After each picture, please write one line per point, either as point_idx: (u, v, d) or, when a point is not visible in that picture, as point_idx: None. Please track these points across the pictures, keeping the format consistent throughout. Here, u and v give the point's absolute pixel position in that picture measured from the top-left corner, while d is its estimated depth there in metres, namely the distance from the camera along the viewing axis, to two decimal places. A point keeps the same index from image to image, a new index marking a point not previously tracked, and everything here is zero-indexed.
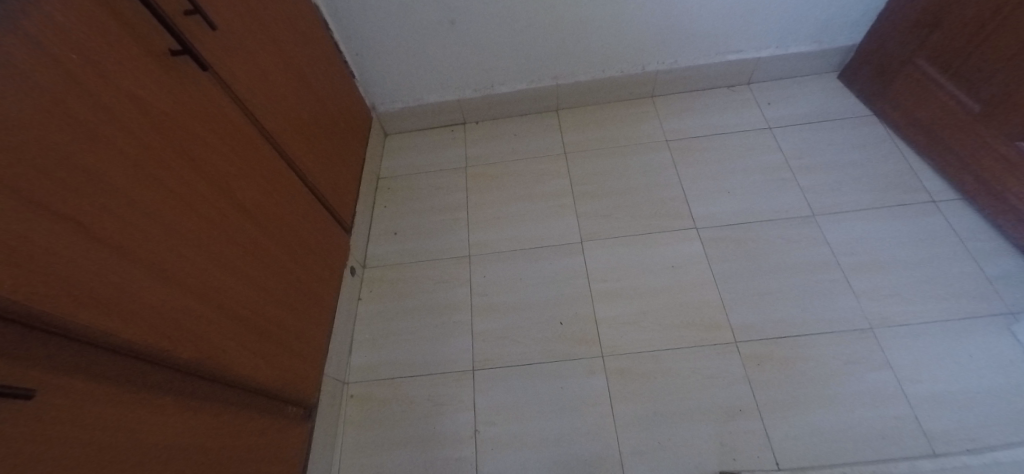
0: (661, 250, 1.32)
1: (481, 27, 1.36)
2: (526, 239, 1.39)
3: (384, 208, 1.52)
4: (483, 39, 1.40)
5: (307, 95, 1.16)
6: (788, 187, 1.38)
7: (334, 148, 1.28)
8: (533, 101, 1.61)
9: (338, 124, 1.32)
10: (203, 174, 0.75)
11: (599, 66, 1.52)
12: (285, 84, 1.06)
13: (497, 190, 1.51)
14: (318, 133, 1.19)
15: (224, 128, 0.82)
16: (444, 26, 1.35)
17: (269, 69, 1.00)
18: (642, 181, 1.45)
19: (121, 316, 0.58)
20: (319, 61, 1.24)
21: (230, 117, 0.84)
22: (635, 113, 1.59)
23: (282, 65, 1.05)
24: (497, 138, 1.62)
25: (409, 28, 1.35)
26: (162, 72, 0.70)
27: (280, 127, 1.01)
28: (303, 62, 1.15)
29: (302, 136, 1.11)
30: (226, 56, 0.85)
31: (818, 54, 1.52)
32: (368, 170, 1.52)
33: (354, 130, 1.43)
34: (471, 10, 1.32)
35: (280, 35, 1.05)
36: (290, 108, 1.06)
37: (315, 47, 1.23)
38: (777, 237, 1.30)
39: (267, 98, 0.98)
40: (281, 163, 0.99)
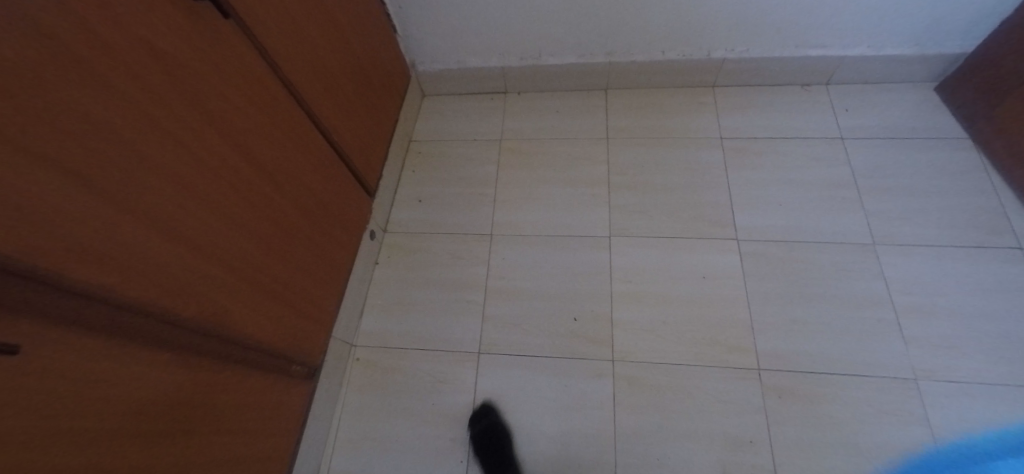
0: (695, 258, 1.23)
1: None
2: (553, 226, 1.32)
3: (412, 173, 1.47)
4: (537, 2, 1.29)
5: (341, 49, 1.10)
6: (851, 208, 1.24)
7: (364, 107, 1.23)
8: (581, 77, 1.49)
9: (372, 81, 1.27)
10: (217, 129, 0.72)
11: (660, 46, 1.38)
12: (318, 36, 1.00)
13: (529, 169, 1.43)
14: (348, 90, 1.14)
15: (244, 81, 0.78)
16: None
17: (302, 18, 0.94)
18: (687, 180, 1.34)
19: (127, 274, 0.57)
20: (359, 13, 1.17)
21: (251, 69, 0.79)
22: (691, 103, 1.46)
23: (316, 15, 0.99)
24: (537, 113, 1.53)
25: None
26: (181, 16, 0.65)
27: (307, 83, 0.97)
28: (340, 13, 1.08)
29: (330, 92, 1.06)
30: (254, 2, 0.80)
31: (916, 60, 1.33)
32: (400, 132, 1.47)
33: (389, 88, 1.37)
34: None
35: None
36: (319, 61, 1.01)
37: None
38: (827, 263, 1.18)
39: (295, 49, 0.92)
40: (303, 121, 0.95)
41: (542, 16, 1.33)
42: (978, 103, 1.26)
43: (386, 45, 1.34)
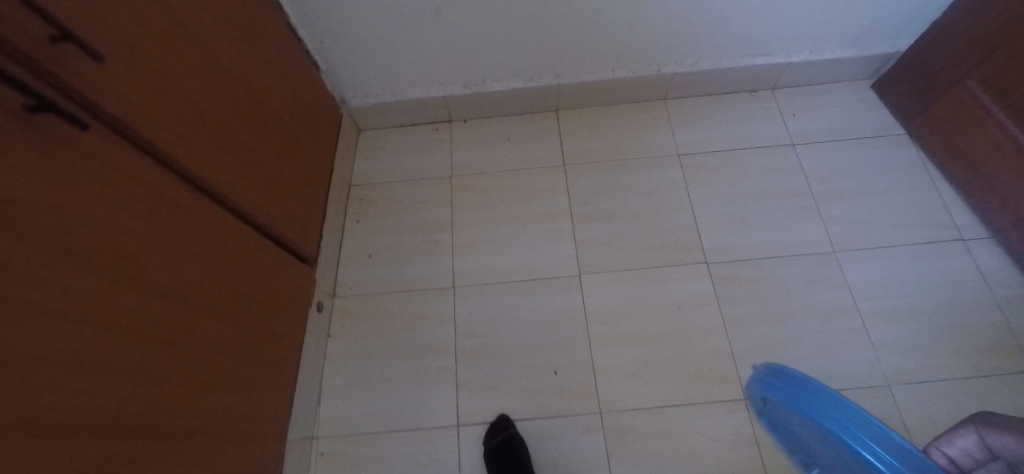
0: (668, 287, 1.19)
1: (473, 13, 1.12)
2: (519, 270, 1.24)
3: (356, 225, 1.32)
4: (477, 27, 1.16)
5: (257, 110, 0.92)
6: (810, 217, 1.24)
7: (293, 169, 1.06)
8: (530, 100, 1.40)
9: (296, 134, 1.08)
10: (105, 271, 0.56)
11: (611, 65, 1.31)
12: (222, 103, 0.81)
13: (486, 207, 1.32)
14: (269, 154, 0.96)
15: (127, 195, 0.60)
16: (430, 11, 1.10)
17: (198, 89, 0.75)
18: (650, 203, 1.29)
19: None
20: (273, 61, 0.99)
21: (145, 177, 0.63)
22: (645, 118, 1.41)
23: (221, 80, 0.81)
24: (486, 142, 1.41)
25: (386, 18, 1.11)
26: (28, 143, 0.46)
27: (221, 165, 0.80)
28: (250, 69, 0.90)
29: (247, 164, 0.88)
30: (129, 89, 0.61)
31: (854, 60, 1.35)
32: (337, 181, 1.30)
33: (317, 137, 1.20)
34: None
35: (213, 36, 0.79)
36: (228, 134, 0.82)
37: (269, 43, 0.98)
38: (794, 277, 1.17)
39: (195, 130, 0.74)
40: (223, 212, 0.79)
41: (485, 41, 1.21)
42: (914, 99, 1.29)
43: (309, 88, 1.16)
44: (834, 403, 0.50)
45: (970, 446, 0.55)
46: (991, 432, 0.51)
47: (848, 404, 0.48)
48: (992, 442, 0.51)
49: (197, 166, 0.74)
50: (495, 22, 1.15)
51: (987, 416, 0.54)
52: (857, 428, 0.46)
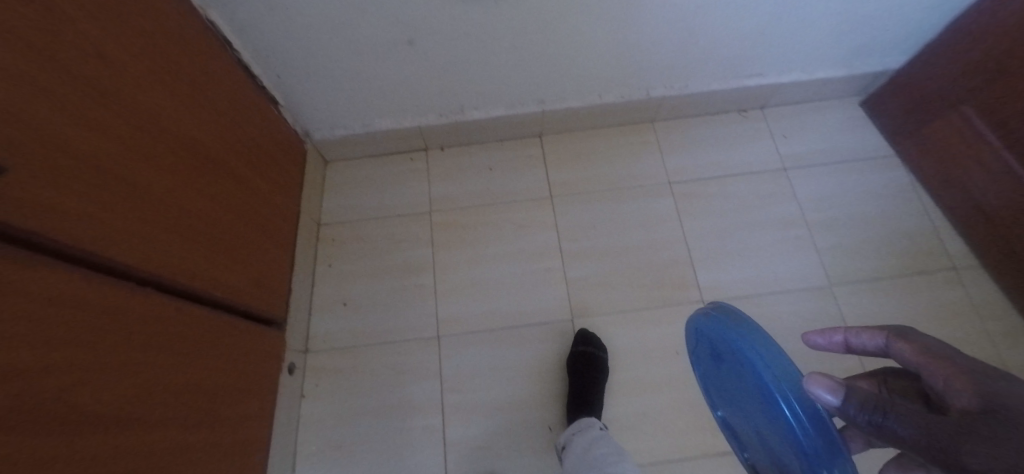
0: (663, 330, 1.14)
1: (451, 44, 1.02)
2: (508, 315, 1.17)
3: (329, 270, 1.22)
4: (455, 57, 1.06)
5: (211, 170, 0.81)
6: (806, 248, 1.21)
7: (256, 226, 0.95)
8: (512, 127, 1.31)
9: (255, 184, 0.96)
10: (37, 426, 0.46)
11: (597, 90, 1.23)
12: (162, 172, 0.69)
13: (470, 246, 1.24)
14: (224, 215, 0.84)
15: (50, 321, 0.49)
16: (404, 43, 1.00)
17: (130, 162, 0.63)
18: (642, 238, 1.23)
19: None
20: (227, 110, 0.88)
21: (70, 292, 0.52)
22: (633, 143, 1.33)
23: (164, 147, 0.70)
24: (467, 172, 1.32)
25: (355, 50, 0.99)
26: None
27: (167, 246, 0.69)
28: (196, 121, 0.78)
29: (198, 234, 0.77)
30: (41, 189, 0.49)
31: (847, 79, 1.30)
32: (305, 225, 1.19)
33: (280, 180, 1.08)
34: (438, 28, 0.97)
35: (144, 96, 0.67)
36: (171, 206, 0.71)
37: (221, 90, 0.86)
38: (791, 315, 1.14)
39: (128, 214, 0.62)
40: (169, 301, 0.69)
41: (464, 71, 1.11)
42: (905, 122, 1.26)
43: (270, 131, 1.04)
44: (731, 319, 0.68)
45: (865, 342, 0.52)
46: (904, 344, 0.47)
47: (749, 322, 0.65)
48: (899, 351, 0.48)
49: (136, 256, 0.63)
50: (475, 53, 1.06)
51: (905, 324, 0.49)
52: (745, 334, 0.63)
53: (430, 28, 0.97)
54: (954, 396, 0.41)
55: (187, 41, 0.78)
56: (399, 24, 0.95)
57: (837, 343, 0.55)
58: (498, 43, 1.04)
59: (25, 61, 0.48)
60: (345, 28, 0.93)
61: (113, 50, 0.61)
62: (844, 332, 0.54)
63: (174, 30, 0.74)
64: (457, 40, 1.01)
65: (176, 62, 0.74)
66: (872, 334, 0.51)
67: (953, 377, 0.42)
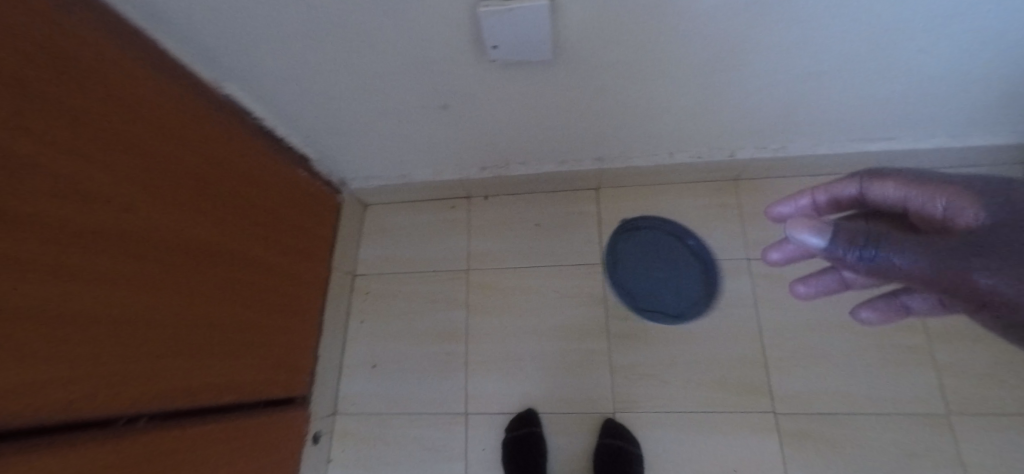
0: (722, 442, 0.98)
1: (491, 109, 0.88)
2: (543, 399, 1.07)
3: (361, 326, 1.18)
4: (495, 121, 0.93)
5: (238, 270, 0.80)
6: (920, 362, 0.97)
7: (280, 311, 0.93)
8: (563, 181, 1.16)
9: (283, 263, 0.94)
10: None
11: (667, 149, 1.03)
12: (191, 294, 0.69)
13: (507, 314, 1.14)
14: (251, 311, 0.84)
15: None
16: (434, 108, 0.88)
17: (158, 299, 0.62)
18: (706, 324, 1.06)
19: None
20: (253, 197, 0.85)
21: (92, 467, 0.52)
22: (708, 207, 1.13)
23: (195, 266, 0.69)
24: (511, 227, 1.21)
25: (386, 112, 0.90)
26: None
27: (184, 368, 0.68)
28: (227, 226, 0.77)
29: (224, 341, 0.76)
30: (55, 374, 0.48)
31: (1013, 148, 0.98)
32: (337, 281, 1.16)
33: (309, 244, 1.05)
34: (475, 95, 0.84)
35: (174, 223, 0.65)
36: (198, 325, 0.70)
37: (246, 179, 0.83)
38: (889, 447, 0.93)
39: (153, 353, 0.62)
40: (193, 424, 0.69)
41: (506, 133, 0.98)
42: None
43: (299, 205, 1.01)
44: None
45: (842, 190, 0.58)
46: (882, 181, 0.53)
47: None
48: (875, 189, 0.54)
49: (147, 389, 0.61)
50: (518, 118, 0.92)
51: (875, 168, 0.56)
52: None
53: (463, 96, 0.84)
54: (956, 216, 0.44)
55: (213, 143, 0.75)
56: (428, 91, 0.83)
57: (804, 206, 0.62)
58: (547, 110, 0.88)
59: (46, 249, 0.46)
60: (369, 92, 0.84)
61: (134, 179, 0.59)
62: (811, 192, 0.62)
63: (197, 135, 0.71)
64: (494, 107, 0.88)
65: (199, 164, 0.71)
66: (849, 181, 0.57)
67: (952, 199, 0.45)
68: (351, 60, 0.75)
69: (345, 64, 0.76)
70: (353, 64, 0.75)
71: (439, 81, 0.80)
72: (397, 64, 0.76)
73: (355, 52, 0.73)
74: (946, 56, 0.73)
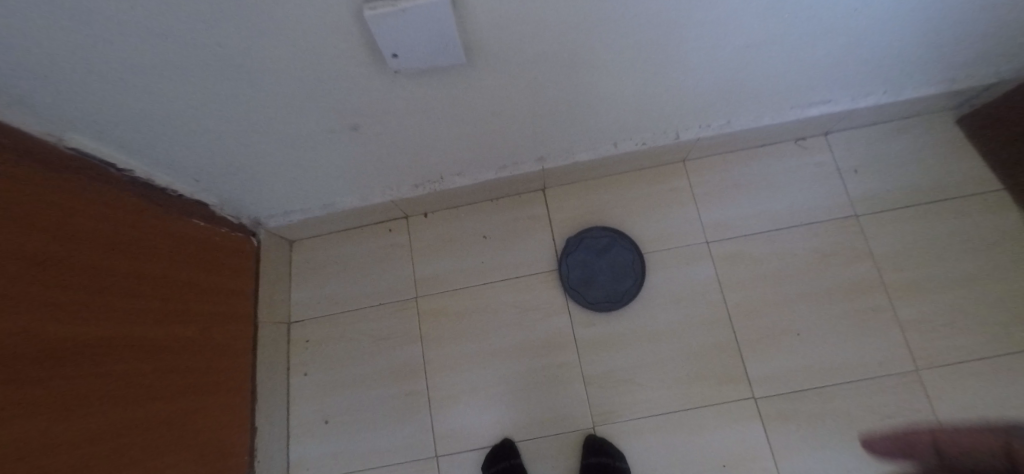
0: (706, 437, 0.94)
1: (408, 122, 0.77)
2: (517, 426, 0.98)
3: (305, 380, 1.05)
4: (417, 135, 0.82)
5: (151, 359, 0.68)
6: (885, 322, 0.96)
7: (200, 392, 0.79)
8: (505, 187, 1.06)
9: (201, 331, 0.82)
10: None
11: (610, 140, 0.95)
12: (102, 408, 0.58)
13: (466, 339, 1.04)
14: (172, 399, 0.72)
15: None
16: (342, 129, 0.76)
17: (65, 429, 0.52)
18: (674, 317, 1.00)
19: None
20: (150, 267, 0.71)
21: None
22: (660, 193, 1.07)
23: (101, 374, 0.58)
24: (457, 244, 1.10)
25: (285, 141, 0.77)
26: None
27: None
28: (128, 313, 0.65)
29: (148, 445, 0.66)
30: None
31: (945, 94, 0.97)
32: (268, 336, 1.01)
33: (227, 301, 0.91)
34: (385, 111, 0.73)
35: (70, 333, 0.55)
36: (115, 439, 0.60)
37: (134, 250, 0.69)
38: (866, 413, 0.92)
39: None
40: None
41: (432, 145, 0.86)
42: (1010, 153, 0.95)
43: (207, 265, 0.87)
44: None
45: None
46: None
47: None
48: None
49: None
50: (443, 129, 0.81)
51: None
52: None
53: (374, 112, 0.73)
54: None
55: (90, 216, 0.62)
56: (331, 112, 0.71)
57: None
58: (472, 115, 0.78)
59: None
60: (259, 122, 0.70)
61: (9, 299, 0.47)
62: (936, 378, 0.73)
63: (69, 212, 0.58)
64: (412, 119, 0.76)
65: (74, 244, 0.57)
66: None
67: None
68: (225, 88, 0.61)
69: (219, 93, 0.62)
70: (228, 92, 0.62)
71: (340, 99, 0.68)
72: (285, 86, 0.63)
73: (227, 78, 0.59)
74: (879, 13, 0.69)
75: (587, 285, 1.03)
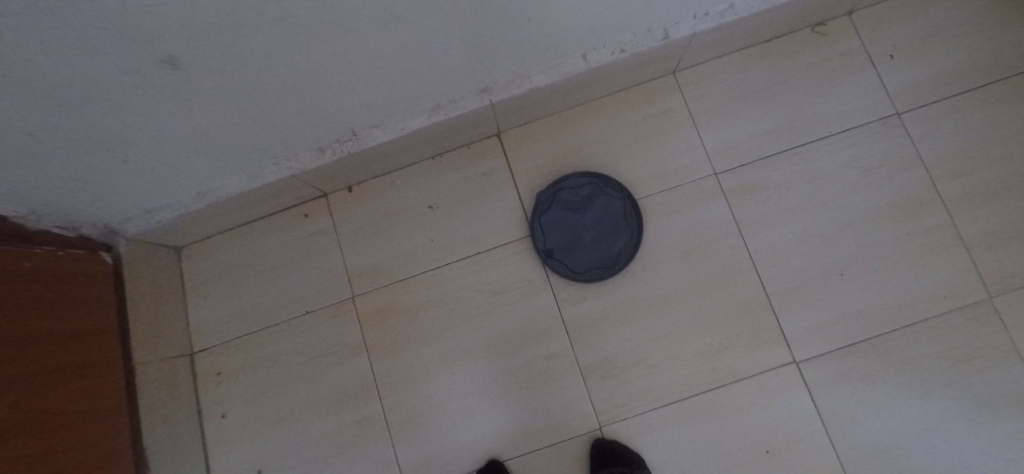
0: (741, 418, 0.74)
1: (266, 53, 0.49)
2: (505, 441, 0.77)
3: (225, 424, 0.81)
4: (287, 71, 0.53)
5: None
6: (947, 244, 0.76)
7: None
8: (446, 137, 0.80)
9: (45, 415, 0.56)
10: None
11: (577, 49, 0.68)
12: None
13: (425, 343, 0.81)
14: None
15: None
16: (161, 74, 0.47)
17: None
18: (685, 276, 0.78)
19: None
20: None
21: None
22: (647, 119, 0.83)
23: None
24: (396, 220, 0.84)
25: (74, 104, 0.47)
26: None
27: None
28: None
29: None
30: None
31: None
32: (157, 380, 0.75)
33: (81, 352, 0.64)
34: (213, 41, 0.44)
35: None
36: None
37: None
38: (933, 360, 0.74)
39: None
40: None
41: (321, 86, 0.58)
42: None
43: (28, 307, 0.57)
44: None
45: None
46: None
47: None
48: None
49: None
50: (326, 56, 0.53)
51: None
52: None
53: (197, 44, 0.44)
54: None
55: None
56: (121, 47, 0.41)
57: None
58: (365, 28, 0.50)
59: None
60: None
61: None
62: None
63: None
64: (268, 47, 0.48)
65: None
66: None
67: None
68: None
69: None
70: None
71: (120, 25, 0.38)
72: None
73: None
74: None
75: (570, 250, 0.80)
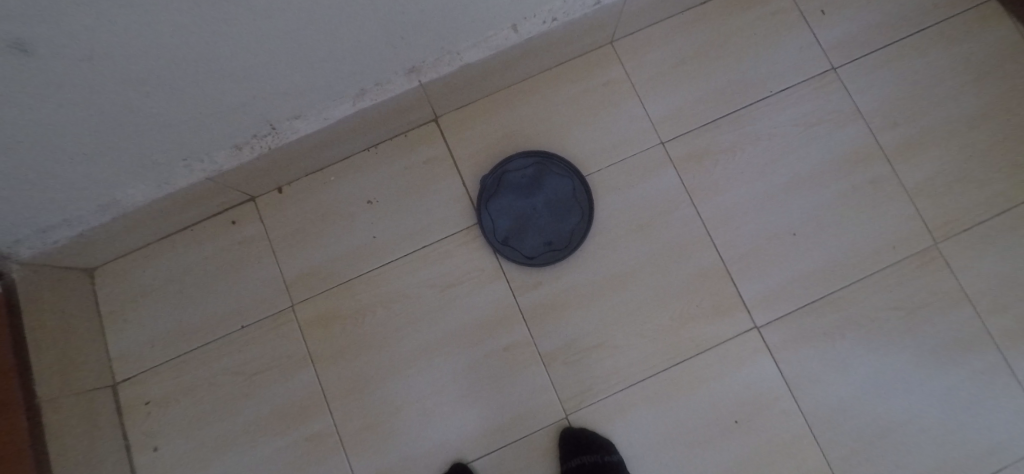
0: (708, 391, 0.73)
1: (147, 39, 0.43)
2: (468, 442, 0.73)
3: (159, 458, 0.73)
4: (179, 59, 0.47)
5: None
6: (890, 195, 0.76)
7: None
8: (378, 124, 0.74)
9: None
10: None
11: (506, 20, 0.64)
12: None
13: (375, 346, 0.75)
14: None
15: None
16: (10, 64, 0.39)
17: None
18: (640, 250, 0.76)
19: None
20: None
21: None
22: (588, 91, 0.80)
23: None
24: (333, 218, 0.79)
25: None
26: None
27: None
28: None
29: None
30: None
31: None
32: (73, 418, 0.67)
33: None
34: (75, 25, 0.38)
35: None
36: None
37: None
38: (888, 310, 0.74)
39: None
40: None
41: (224, 74, 0.52)
42: None
43: None
44: None
45: None
46: None
47: None
48: None
49: None
50: (221, 39, 0.47)
51: None
52: None
53: (55, 30, 0.37)
54: None
55: None
56: None
57: None
58: (262, 5, 0.44)
59: None
60: None
61: None
62: None
63: None
64: (145, 30, 0.41)
65: None
66: None
67: None
68: None
69: None
70: None
71: None
72: None
73: None
74: None
75: (521, 235, 0.76)
